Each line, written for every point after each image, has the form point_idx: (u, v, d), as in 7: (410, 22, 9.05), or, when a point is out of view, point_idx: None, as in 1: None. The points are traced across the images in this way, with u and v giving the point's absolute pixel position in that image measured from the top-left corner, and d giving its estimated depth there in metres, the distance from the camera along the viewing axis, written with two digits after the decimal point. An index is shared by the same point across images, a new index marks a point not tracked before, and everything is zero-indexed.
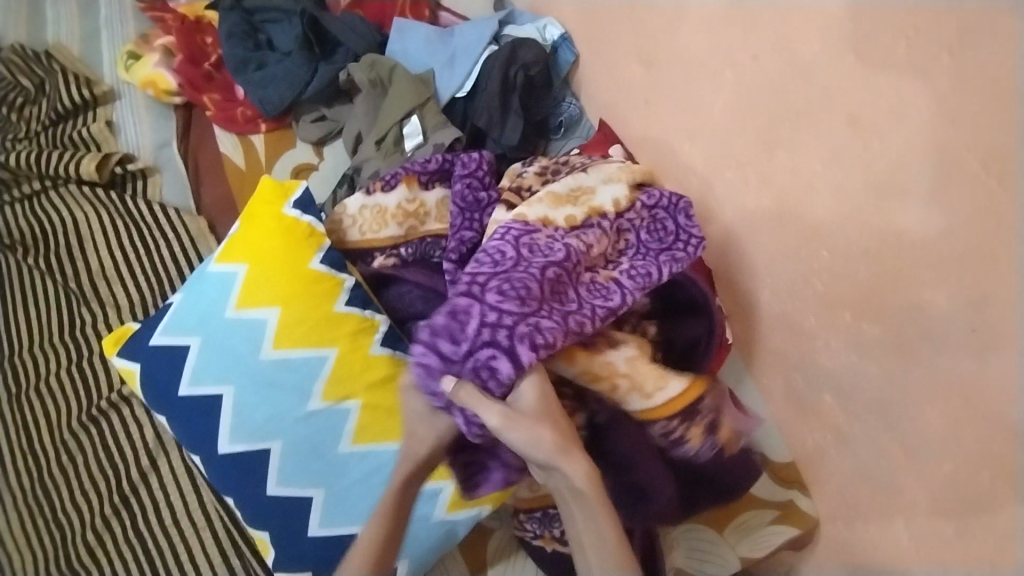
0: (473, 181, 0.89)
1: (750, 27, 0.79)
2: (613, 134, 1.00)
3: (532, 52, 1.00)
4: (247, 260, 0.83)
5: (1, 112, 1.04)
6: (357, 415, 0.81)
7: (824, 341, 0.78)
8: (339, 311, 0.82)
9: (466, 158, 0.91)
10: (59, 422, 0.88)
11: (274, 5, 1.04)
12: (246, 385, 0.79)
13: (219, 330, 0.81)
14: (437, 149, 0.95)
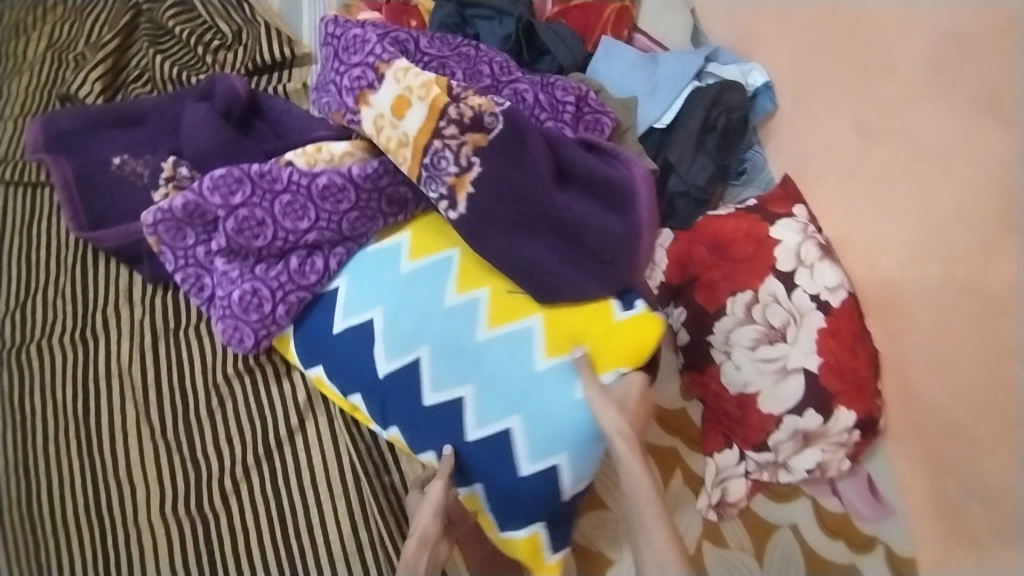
0: (554, 91, 0.94)
1: (993, 108, 0.71)
2: (796, 193, 1.00)
3: (737, 96, 0.97)
4: (494, 288, 0.87)
5: (195, 50, 1.07)
6: (541, 332, 0.84)
7: (993, 460, 0.74)
8: (511, 327, 0.85)
9: (553, 85, 0.95)
10: (214, 366, 0.94)
11: (489, 1, 1.03)
12: (442, 348, 0.85)
13: (485, 369, 0.84)
14: (542, 87, 0.94)
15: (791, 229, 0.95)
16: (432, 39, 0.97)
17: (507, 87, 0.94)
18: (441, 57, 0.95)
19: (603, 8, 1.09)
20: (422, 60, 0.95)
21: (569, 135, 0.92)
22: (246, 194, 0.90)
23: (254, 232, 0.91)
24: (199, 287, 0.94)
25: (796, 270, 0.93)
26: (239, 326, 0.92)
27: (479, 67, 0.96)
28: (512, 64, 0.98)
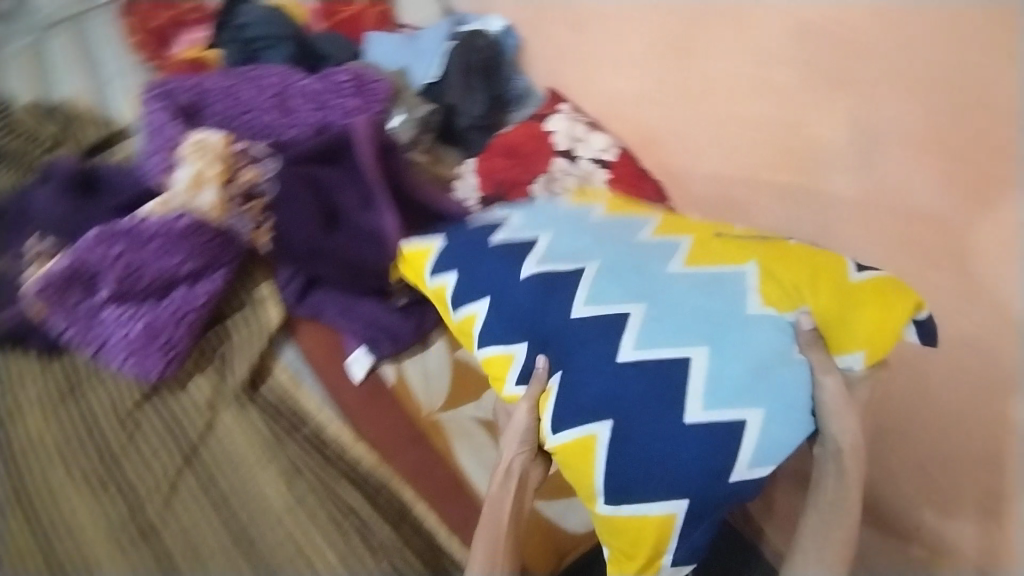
0: (335, 80, 1.10)
1: None
2: (561, 96, 1.20)
3: (484, 40, 1.20)
4: (656, 216, 0.83)
5: (26, 154, 1.20)
6: (755, 276, 0.71)
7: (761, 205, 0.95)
8: (679, 268, 0.74)
9: (334, 75, 1.10)
10: (122, 403, 1.00)
11: (269, 32, 1.18)
12: (609, 261, 0.77)
13: (647, 279, 0.74)
14: (325, 79, 1.10)
15: (560, 120, 1.14)
16: (219, 76, 1.09)
17: (293, 88, 1.08)
18: (230, 85, 1.08)
19: (365, 13, 1.27)
20: (212, 93, 1.07)
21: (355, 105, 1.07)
22: (129, 242, 0.96)
23: (137, 276, 0.96)
24: (88, 338, 0.99)
25: (575, 147, 1.12)
26: (147, 356, 0.97)
27: (264, 80, 1.09)
28: (295, 70, 1.12)
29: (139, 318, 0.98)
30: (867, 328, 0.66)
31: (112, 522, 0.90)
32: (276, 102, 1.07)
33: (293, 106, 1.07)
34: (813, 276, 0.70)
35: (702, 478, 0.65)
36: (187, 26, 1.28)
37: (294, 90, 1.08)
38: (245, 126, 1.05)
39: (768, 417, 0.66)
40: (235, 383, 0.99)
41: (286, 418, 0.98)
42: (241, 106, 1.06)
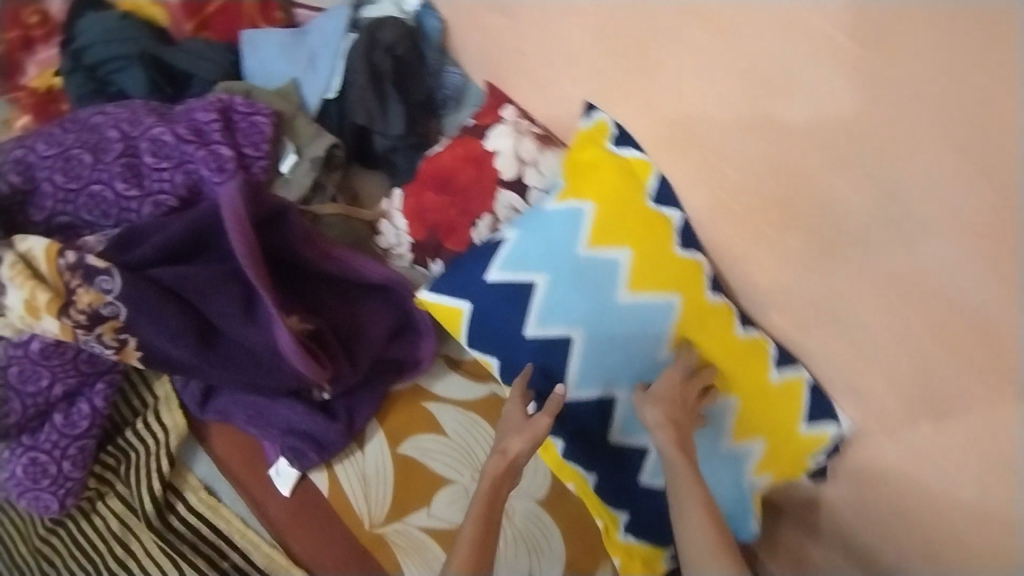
0: (195, 118, 0.84)
1: None
2: (503, 95, 0.95)
3: (393, 30, 0.93)
4: (636, 252, 0.77)
5: None
6: (734, 413, 0.77)
7: (755, 261, 0.76)
8: (664, 361, 0.77)
9: (198, 108, 0.85)
10: (29, 532, 0.88)
11: (113, 51, 0.94)
12: (600, 338, 0.77)
13: (610, 325, 0.77)
14: (185, 119, 0.84)
15: (503, 134, 0.90)
16: (51, 135, 0.84)
17: (144, 141, 0.83)
18: (64, 149, 0.83)
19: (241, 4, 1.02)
20: (45, 167, 0.82)
21: (228, 151, 0.83)
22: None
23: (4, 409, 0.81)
24: None
25: (523, 173, 0.88)
26: (39, 495, 0.83)
27: (107, 135, 0.83)
28: (148, 110, 0.86)
29: (21, 452, 0.83)
30: (794, 458, 0.77)
31: None
32: (125, 166, 0.82)
33: (149, 167, 0.82)
34: (772, 425, 0.77)
35: (652, 533, 0.80)
36: (38, 45, 1.08)
37: (145, 141, 0.83)
38: (91, 205, 0.82)
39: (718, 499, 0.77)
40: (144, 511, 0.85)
41: (207, 547, 0.84)
42: (81, 178, 0.82)
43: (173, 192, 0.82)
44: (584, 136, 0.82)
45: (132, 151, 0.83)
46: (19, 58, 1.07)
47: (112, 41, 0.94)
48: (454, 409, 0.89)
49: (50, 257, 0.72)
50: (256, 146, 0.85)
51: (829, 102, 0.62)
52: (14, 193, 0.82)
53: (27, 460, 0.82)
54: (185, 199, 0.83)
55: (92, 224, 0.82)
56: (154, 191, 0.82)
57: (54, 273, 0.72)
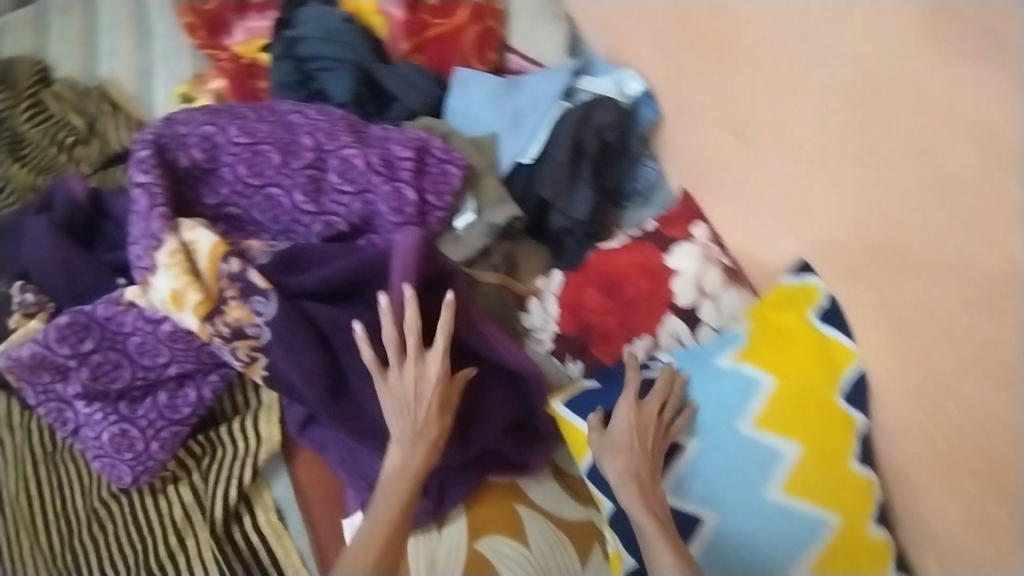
0: (388, 151, 0.82)
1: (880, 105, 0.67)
2: (696, 209, 0.90)
3: (608, 114, 0.88)
4: (804, 453, 0.71)
5: (48, 149, 1.02)
6: None
7: (937, 510, 0.65)
8: None
9: (395, 140, 0.83)
10: (93, 490, 0.87)
11: (328, 50, 0.92)
12: (734, 529, 0.71)
13: (750, 518, 0.70)
14: (377, 147, 0.83)
15: (689, 256, 0.85)
16: (246, 118, 0.83)
17: (334, 159, 0.82)
18: (254, 141, 0.82)
19: (463, 33, 1.00)
20: (232, 153, 0.81)
21: (411, 195, 0.81)
22: (102, 339, 0.79)
23: (113, 376, 0.79)
24: (62, 422, 0.81)
25: (698, 305, 0.83)
26: (115, 465, 0.80)
27: (300, 139, 0.82)
28: (345, 125, 0.84)
29: (111, 422, 0.79)
30: None
31: None
32: (309, 178, 0.82)
33: (331, 187, 0.82)
34: None
35: None
36: (252, 14, 1.06)
37: (335, 161, 0.82)
38: (265, 207, 0.83)
39: None
40: (212, 513, 0.83)
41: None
42: (264, 176, 0.82)
43: (346, 217, 0.82)
44: (782, 295, 0.77)
45: (319, 164, 0.82)
46: (229, 19, 1.05)
47: (331, 40, 0.92)
48: (545, 524, 0.82)
49: (213, 259, 0.77)
50: (438, 197, 0.83)
51: None
52: (193, 167, 0.81)
53: (116, 432, 0.79)
54: (355, 226, 0.83)
55: (260, 223, 0.84)
56: (329, 210, 0.82)
57: (212, 274, 0.77)
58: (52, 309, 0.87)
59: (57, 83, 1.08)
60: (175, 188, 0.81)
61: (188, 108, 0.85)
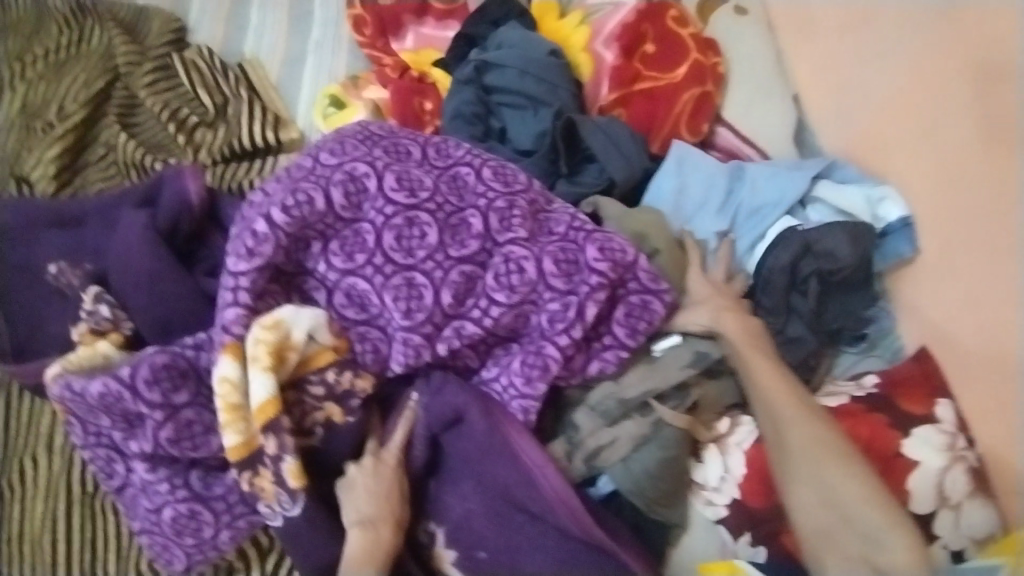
0: (566, 259, 0.67)
1: None
2: (941, 381, 0.68)
3: (846, 244, 0.71)
4: None
5: (165, 126, 0.88)
6: None
7: None
8: None
9: (584, 244, 0.68)
10: (130, 554, 0.72)
11: (521, 86, 0.80)
12: None
13: None
14: (558, 248, 0.67)
15: (930, 444, 0.64)
16: (409, 170, 0.68)
17: (500, 252, 0.67)
18: (413, 204, 0.67)
19: (679, 89, 0.82)
20: (379, 215, 0.66)
21: (580, 326, 0.65)
22: (199, 393, 0.62)
23: (198, 444, 0.61)
24: (108, 475, 0.66)
25: (936, 514, 0.62)
26: (168, 547, 0.63)
27: (467, 215, 0.68)
28: (524, 209, 0.69)
29: (179, 497, 0.62)
30: None
31: None
32: (463, 276, 0.66)
33: (486, 287, 0.66)
34: None
35: None
36: (430, 18, 0.91)
37: (501, 262, 0.66)
38: (401, 292, 0.65)
39: None
40: None
41: None
42: (412, 256, 0.65)
43: (488, 327, 0.66)
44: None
45: (480, 260, 0.67)
46: (403, 21, 0.91)
47: (528, 75, 0.80)
48: None
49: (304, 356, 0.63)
50: (621, 327, 0.68)
51: None
52: (327, 213, 0.65)
53: (182, 511, 0.62)
54: (498, 336, 0.67)
55: (383, 309, 0.65)
56: (471, 315, 0.66)
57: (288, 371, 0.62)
58: (128, 330, 0.69)
59: (192, 51, 0.94)
60: (299, 235, 0.66)
61: (339, 133, 0.71)
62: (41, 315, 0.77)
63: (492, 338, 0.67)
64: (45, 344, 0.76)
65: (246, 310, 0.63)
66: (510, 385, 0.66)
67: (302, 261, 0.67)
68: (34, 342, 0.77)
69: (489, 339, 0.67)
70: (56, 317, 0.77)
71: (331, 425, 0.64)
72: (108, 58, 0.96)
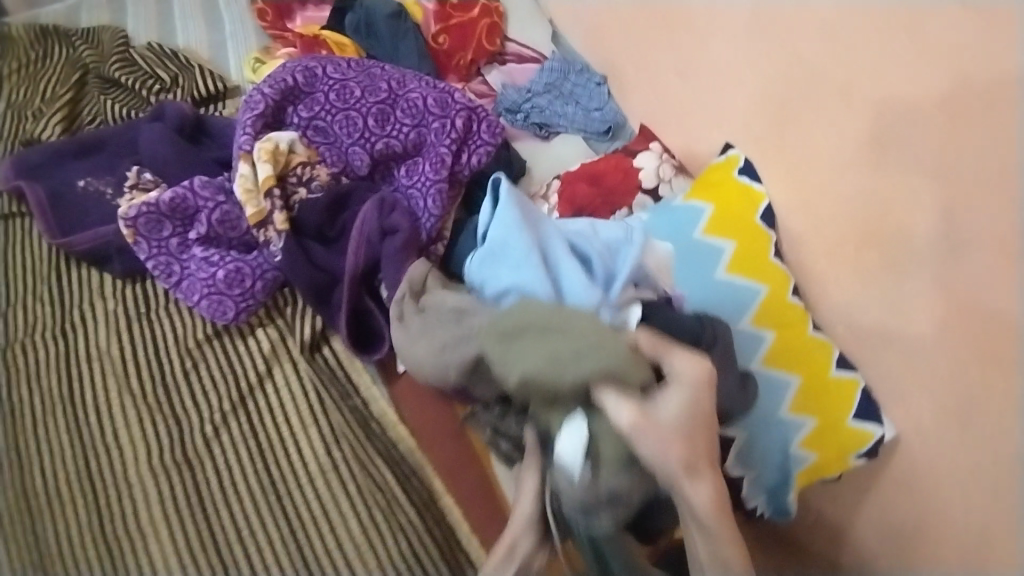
0: (442, 97, 1.10)
1: (769, 23, 1.04)
2: (652, 133, 1.21)
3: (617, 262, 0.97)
4: (738, 245, 1.01)
5: (139, 93, 1.27)
6: (795, 388, 0.94)
7: (834, 280, 0.96)
8: (751, 327, 0.97)
9: (454, 95, 1.10)
10: (186, 337, 1.10)
11: (384, 30, 1.30)
12: (700, 294, 0.99)
13: (707, 288, 0.99)
14: (434, 94, 1.10)
15: (651, 157, 1.16)
16: (341, 63, 1.11)
17: (403, 97, 1.10)
18: (344, 78, 1.10)
19: (476, 20, 1.35)
20: (328, 85, 1.09)
21: (447, 142, 1.07)
22: (231, 196, 1.07)
23: (234, 225, 1.05)
24: (168, 272, 1.04)
25: (658, 186, 1.15)
26: (223, 300, 1.02)
27: (378, 83, 1.10)
28: (413, 76, 1.12)
29: (222, 266, 1.03)
30: (835, 406, 0.92)
31: (160, 431, 1.02)
32: (381, 111, 1.09)
33: (397, 118, 1.09)
34: (812, 371, 0.94)
35: None
36: (310, 5, 1.40)
37: (406, 104, 1.09)
38: (345, 123, 1.08)
39: (768, 466, 0.93)
40: (296, 342, 1.09)
41: (341, 383, 1.08)
42: (349, 103, 1.09)
43: (403, 141, 1.09)
44: (714, 165, 1.10)
45: (391, 103, 1.09)
46: (293, 9, 1.38)
47: (388, 26, 1.30)
48: None
49: (292, 158, 1.06)
50: (485, 133, 1.10)
51: (917, 155, 0.83)
52: (297, 87, 1.09)
53: (229, 272, 1.02)
54: (408, 149, 1.09)
55: (337, 136, 1.09)
56: (392, 135, 1.09)
57: (283, 167, 1.05)
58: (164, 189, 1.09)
59: (142, 47, 1.34)
60: (281, 102, 1.08)
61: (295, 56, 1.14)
62: (79, 210, 1.14)
63: (405, 153, 1.10)
64: (91, 223, 1.13)
65: (254, 138, 1.05)
66: (426, 181, 1.07)
67: (283, 119, 1.09)
68: (79, 224, 1.13)
69: (401, 154, 1.10)
70: (95, 207, 1.15)
71: (304, 201, 1.05)
72: (75, 61, 1.32)
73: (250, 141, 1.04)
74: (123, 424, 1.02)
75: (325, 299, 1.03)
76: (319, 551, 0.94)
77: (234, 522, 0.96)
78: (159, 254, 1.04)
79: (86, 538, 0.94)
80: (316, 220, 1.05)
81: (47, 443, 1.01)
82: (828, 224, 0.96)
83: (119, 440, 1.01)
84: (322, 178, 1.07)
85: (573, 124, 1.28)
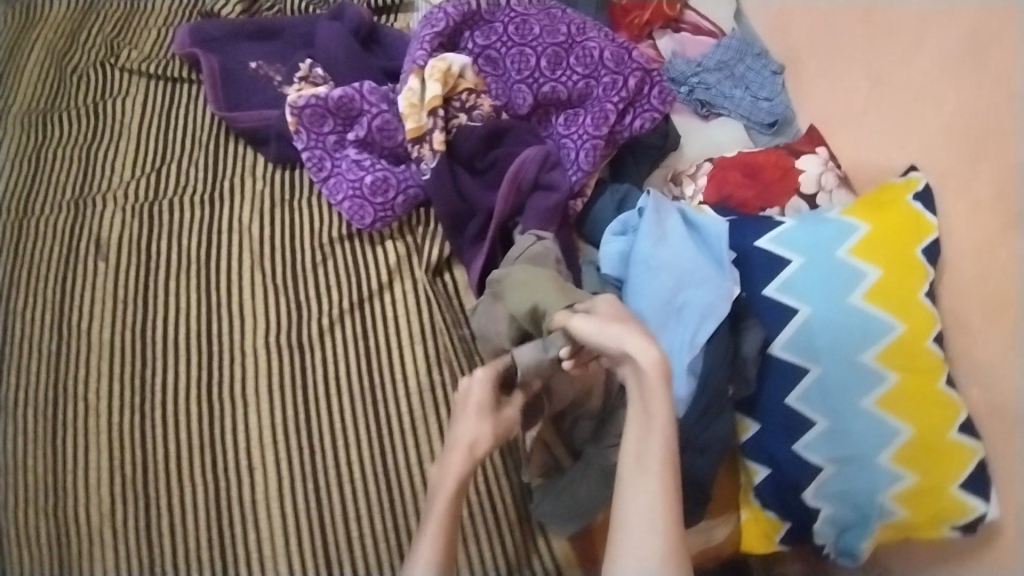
0: (619, 53, 1.07)
1: (988, 46, 0.91)
2: (819, 137, 1.14)
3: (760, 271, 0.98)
4: (885, 275, 0.93)
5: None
6: (904, 439, 0.88)
7: (986, 339, 0.89)
8: (872, 364, 0.90)
9: (631, 53, 1.08)
10: (321, 232, 1.14)
11: None
12: (827, 313, 0.93)
13: (834, 309, 0.93)
14: (612, 48, 1.07)
15: (814, 162, 1.09)
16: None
17: (579, 44, 1.07)
18: (526, 14, 1.09)
19: None
20: (509, 17, 1.09)
21: (614, 99, 1.05)
22: (394, 107, 1.09)
23: (390, 136, 1.07)
24: (320, 166, 1.08)
25: (817, 195, 1.08)
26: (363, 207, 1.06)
27: (558, 25, 1.08)
28: (594, 26, 1.10)
29: (370, 173, 1.07)
30: (940, 470, 0.87)
31: (277, 314, 1.07)
32: (554, 54, 1.07)
33: (569, 64, 1.07)
34: (926, 427, 0.88)
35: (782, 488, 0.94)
36: None
37: (583, 52, 1.07)
38: (517, 59, 1.07)
39: (849, 505, 0.91)
40: (420, 262, 1.11)
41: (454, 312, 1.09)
42: (525, 39, 1.08)
43: (569, 89, 1.07)
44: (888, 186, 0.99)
45: (566, 48, 1.07)
46: None
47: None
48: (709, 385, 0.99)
49: (461, 82, 1.06)
50: (655, 99, 1.06)
51: None
52: (478, 14, 1.09)
53: (377, 181, 1.05)
54: (572, 99, 1.08)
55: (506, 69, 1.08)
56: (559, 80, 1.07)
57: (452, 90, 1.05)
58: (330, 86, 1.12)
59: None
60: (459, 25, 1.08)
61: None
62: (248, 91, 1.20)
63: (569, 102, 1.08)
64: (256, 105, 1.18)
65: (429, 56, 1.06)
66: (583, 133, 1.05)
67: (458, 42, 1.10)
68: (243, 103, 1.19)
69: (565, 103, 1.08)
70: (260, 91, 1.20)
71: (463, 127, 1.06)
72: None
73: (425, 58, 1.06)
74: (247, 300, 1.08)
75: (460, 229, 1.04)
76: (403, 463, 0.98)
77: (326, 416, 1.00)
78: (315, 148, 1.09)
79: (187, 389, 1.00)
80: (470, 148, 1.05)
81: (175, 296, 1.07)
82: (995, 280, 0.88)
83: (239, 313, 1.07)
84: (486, 109, 1.07)
85: (738, 108, 1.22)
